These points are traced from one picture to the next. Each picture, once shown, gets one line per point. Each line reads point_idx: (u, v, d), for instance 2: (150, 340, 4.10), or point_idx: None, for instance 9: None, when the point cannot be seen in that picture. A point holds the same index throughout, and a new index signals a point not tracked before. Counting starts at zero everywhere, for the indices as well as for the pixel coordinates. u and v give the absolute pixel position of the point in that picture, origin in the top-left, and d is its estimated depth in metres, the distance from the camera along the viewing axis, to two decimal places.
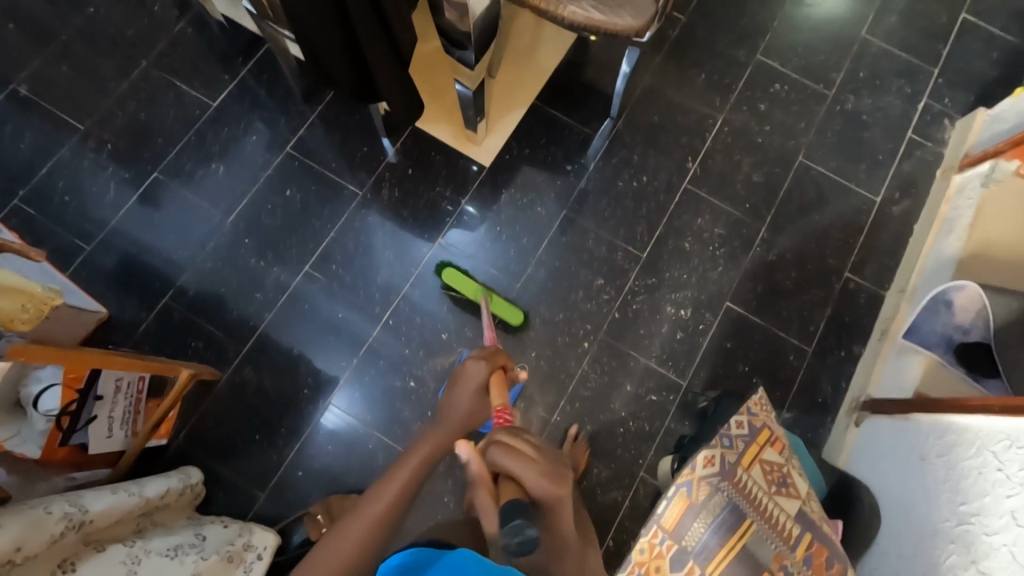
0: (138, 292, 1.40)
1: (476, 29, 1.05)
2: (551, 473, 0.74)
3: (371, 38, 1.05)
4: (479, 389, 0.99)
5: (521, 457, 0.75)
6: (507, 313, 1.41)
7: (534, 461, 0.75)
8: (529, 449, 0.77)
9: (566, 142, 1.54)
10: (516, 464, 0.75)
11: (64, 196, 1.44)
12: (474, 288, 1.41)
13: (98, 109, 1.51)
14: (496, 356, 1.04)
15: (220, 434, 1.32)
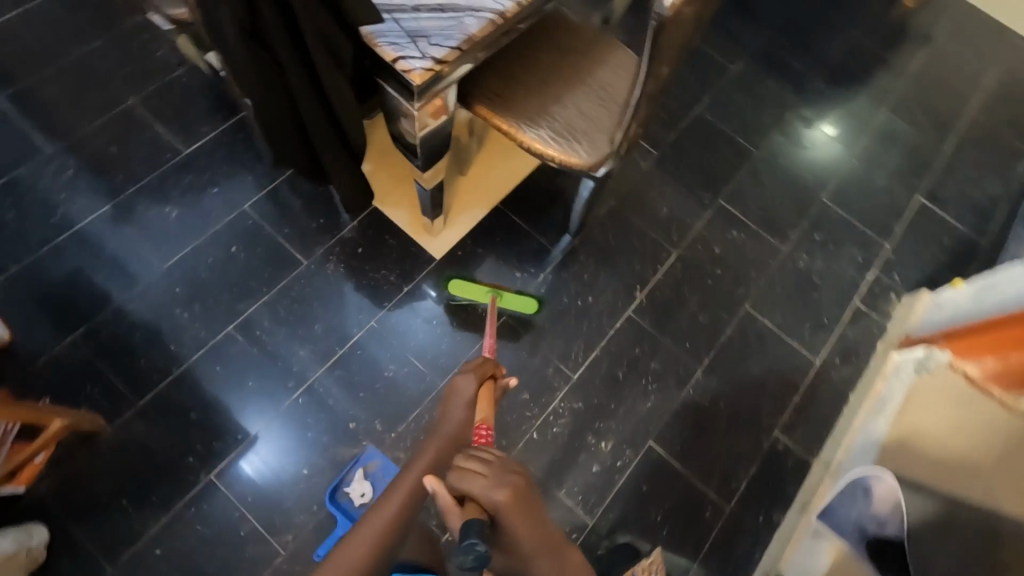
0: (48, 323, 1.34)
1: (424, 144, 1.10)
2: (505, 486, 0.72)
3: (321, 130, 1.07)
4: (467, 404, 1.04)
5: (473, 474, 0.73)
6: (522, 303, 1.45)
7: (485, 475, 0.73)
8: (484, 464, 0.74)
9: (521, 248, 1.56)
10: (470, 481, 0.72)
11: (8, 214, 1.43)
12: (482, 290, 1.44)
13: (70, 136, 1.53)
14: (483, 366, 1.09)
15: (86, 492, 1.22)
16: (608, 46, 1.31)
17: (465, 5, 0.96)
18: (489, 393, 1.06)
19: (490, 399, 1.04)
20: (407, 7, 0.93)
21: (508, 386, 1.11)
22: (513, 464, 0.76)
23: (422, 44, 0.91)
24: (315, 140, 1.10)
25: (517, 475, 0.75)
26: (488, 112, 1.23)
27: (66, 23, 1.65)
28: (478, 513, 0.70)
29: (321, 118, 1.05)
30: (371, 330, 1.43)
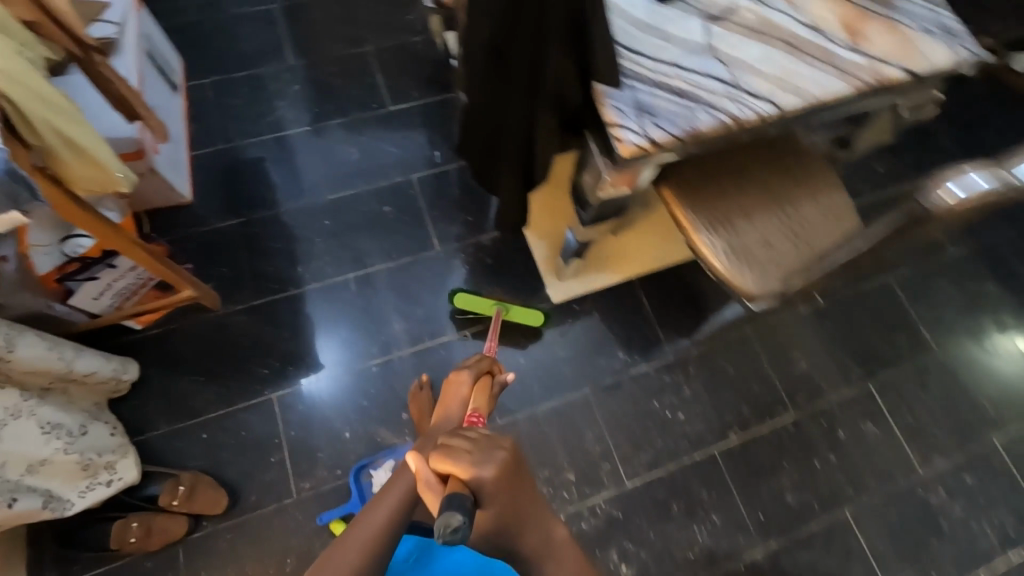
0: (220, 201, 1.51)
1: (599, 204, 1.08)
2: (489, 462, 0.68)
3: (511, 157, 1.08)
4: (463, 399, 0.99)
5: (456, 451, 0.69)
6: (527, 319, 1.41)
7: (468, 452, 0.69)
8: (469, 444, 0.70)
9: (635, 331, 1.48)
10: (453, 460, 0.67)
11: (236, 99, 1.64)
12: (487, 303, 1.40)
13: (310, 56, 1.71)
14: (480, 364, 1.08)
15: (176, 353, 1.35)
16: (823, 183, 1.20)
17: (706, 98, 0.91)
18: (483, 388, 1.04)
19: (485, 394, 1.03)
20: (649, 79, 0.90)
21: (506, 383, 1.08)
22: (499, 439, 0.72)
23: (645, 121, 0.88)
24: (501, 162, 1.10)
25: (502, 450, 0.71)
26: (670, 197, 1.17)
27: None
28: (461, 490, 0.66)
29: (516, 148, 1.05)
30: (462, 338, 1.44)
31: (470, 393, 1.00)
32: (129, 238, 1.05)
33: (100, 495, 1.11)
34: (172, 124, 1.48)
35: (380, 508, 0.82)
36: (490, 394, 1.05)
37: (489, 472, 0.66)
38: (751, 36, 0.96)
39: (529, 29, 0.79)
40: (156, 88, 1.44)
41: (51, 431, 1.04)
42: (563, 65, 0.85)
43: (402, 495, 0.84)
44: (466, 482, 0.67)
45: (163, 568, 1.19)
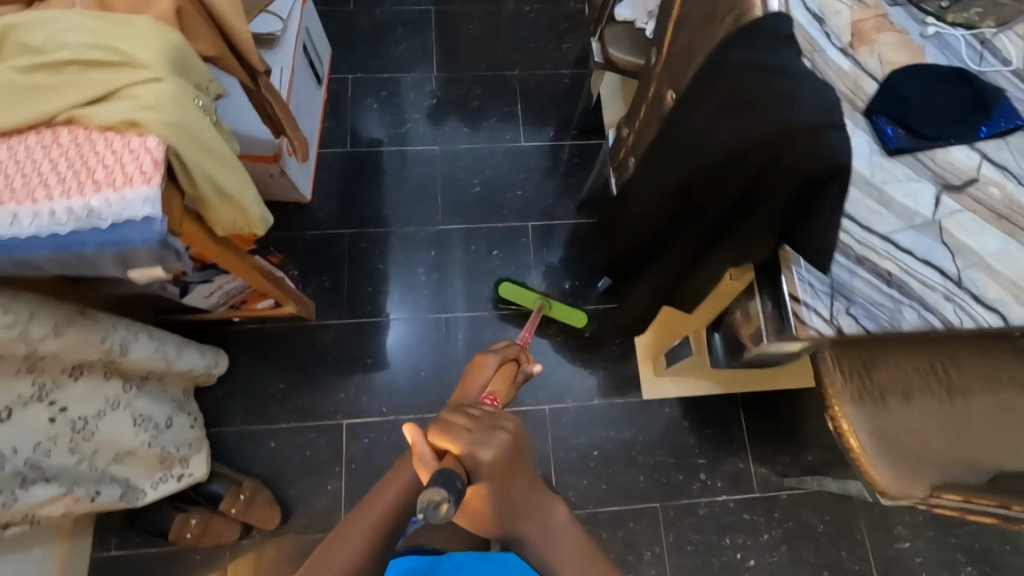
0: (337, 207, 1.50)
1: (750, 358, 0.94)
2: (489, 443, 0.58)
3: (660, 273, 0.95)
4: (484, 380, 0.86)
5: (456, 428, 0.60)
6: (570, 318, 1.38)
7: (466, 429, 0.59)
8: (469, 421, 0.60)
9: (722, 454, 1.36)
10: (449, 435, 0.59)
11: (374, 102, 1.60)
12: (532, 297, 1.38)
13: (455, 71, 1.65)
14: (508, 347, 0.95)
15: (264, 354, 1.36)
16: (1012, 380, 1.00)
17: (916, 290, 0.76)
18: (509, 373, 0.90)
19: (510, 379, 0.89)
20: (852, 253, 0.76)
21: (534, 374, 0.95)
22: (502, 418, 0.63)
23: (837, 306, 0.74)
24: (649, 271, 0.98)
25: (503, 427, 0.61)
26: (830, 361, 1.00)
27: None
28: (455, 469, 0.58)
29: (671, 268, 0.92)
30: (540, 412, 1.37)
31: (493, 375, 0.87)
32: (253, 259, 1.04)
33: (168, 488, 1.13)
34: (310, 121, 1.47)
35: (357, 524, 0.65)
36: (515, 381, 0.91)
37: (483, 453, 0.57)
38: (993, 221, 0.79)
39: (744, 174, 0.68)
40: (305, 86, 1.42)
41: (142, 423, 1.06)
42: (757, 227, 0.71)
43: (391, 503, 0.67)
44: (461, 460, 0.58)
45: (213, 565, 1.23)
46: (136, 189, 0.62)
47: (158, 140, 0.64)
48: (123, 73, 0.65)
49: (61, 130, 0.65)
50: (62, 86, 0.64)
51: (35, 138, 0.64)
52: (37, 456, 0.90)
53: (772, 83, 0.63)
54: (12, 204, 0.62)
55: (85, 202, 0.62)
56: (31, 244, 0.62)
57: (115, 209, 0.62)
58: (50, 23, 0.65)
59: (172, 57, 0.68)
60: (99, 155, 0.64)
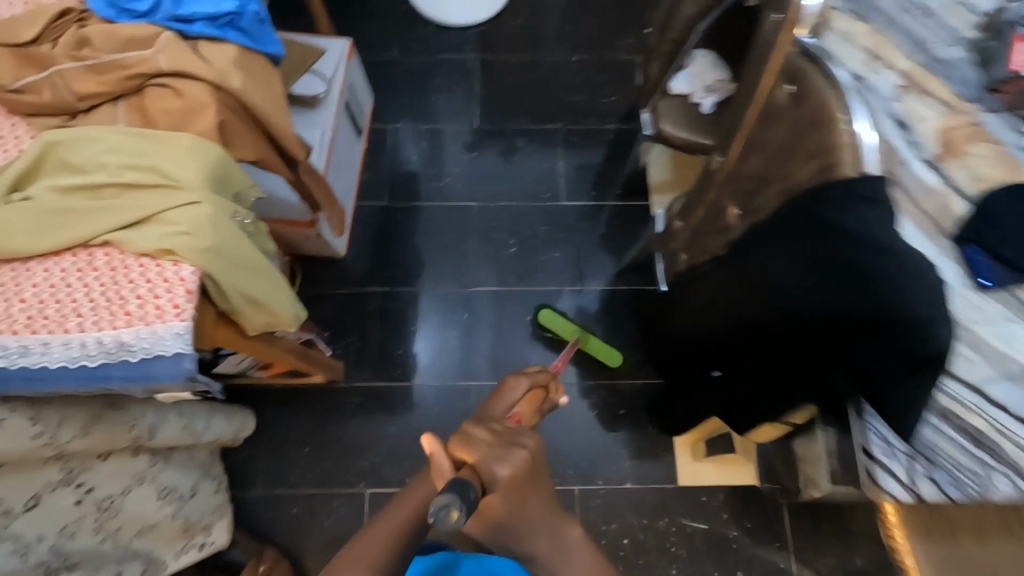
0: (370, 262, 1.47)
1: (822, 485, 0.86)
2: (503, 460, 0.55)
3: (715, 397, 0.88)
4: (508, 402, 0.81)
5: (476, 439, 0.56)
6: (604, 356, 1.35)
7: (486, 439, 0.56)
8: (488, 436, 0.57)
9: (762, 553, 1.27)
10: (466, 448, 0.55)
11: (413, 154, 1.58)
12: (569, 329, 1.36)
13: (497, 123, 1.61)
14: (539, 372, 0.89)
15: (290, 414, 1.34)
16: None
17: (1013, 455, 0.67)
18: (537, 398, 0.84)
19: (538, 405, 0.83)
20: (937, 409, 0.68)
21: (561, 406, 0.88)
22: (522, 435, 0.58)
23: (916, 469, 0.67)
24: (703, 390, 0.91)
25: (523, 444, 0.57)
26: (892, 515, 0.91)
27: (567, 27, 1.71)
28: (472, 480, 0.53)
29: (729, 397, 0.85)
30: (568, 492, 1.31)
31: (521, 397, 0.82)
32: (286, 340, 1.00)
33: (189, 558, 1.12)
34: (348, 175, 1.45)
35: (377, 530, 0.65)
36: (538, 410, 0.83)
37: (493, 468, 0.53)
38: None
39: (831, 342, 0.62)
40: (346, 141, 1.39)
41: (166, 496, 1.05)
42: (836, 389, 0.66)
43: (405, 517, 0.65)
44: (478, 474, 0.54)
45: None
46: (167, 324, 0.60)
47: (194, 268, 0.62)
48: (163, 199, 0.62)
49: (96, 252, 0.63)
50: (99, 211, 0.62)
51: (71, 259, 0.63)
52: (62, 540, 0.88)
53: (867, 261, 0.56)
54: (45, 333, 0.60)
55: (116, 336, 0.60)
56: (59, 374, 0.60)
57: (146, 345, 0.59)
58: (92, 142, 0.64)
59: (213, 174, 0.65)
60: (133, 283, 0.61)
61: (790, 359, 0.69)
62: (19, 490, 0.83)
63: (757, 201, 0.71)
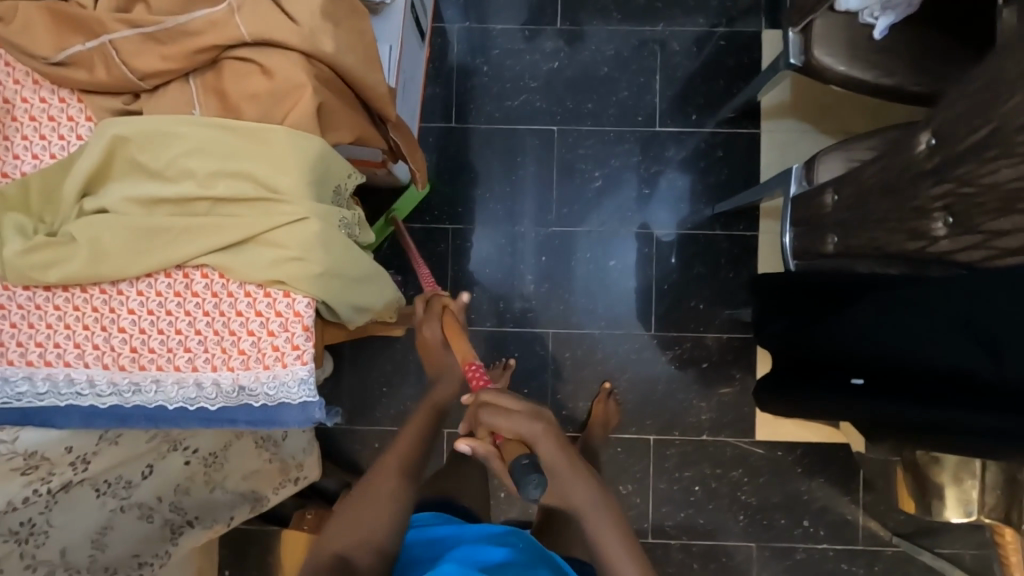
0: (440, 196, 1.36)
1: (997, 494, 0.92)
2: (538, 415, 0.63)
3: (821, 408, 0.79)
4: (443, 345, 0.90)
5: (505, 415, 0.62)
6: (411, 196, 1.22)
7: (512, 413, 0.62)
8: (513, 400, 0.63)
9: (833, 505, 1.29)
10: (498, 419, 0.61)
11: (483, 64, 1.37)
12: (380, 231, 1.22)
13: (583, 24, 1.37)
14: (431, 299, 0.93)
15: (366, 355, 1.33)
16: None
17: None
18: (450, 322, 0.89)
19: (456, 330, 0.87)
20: None
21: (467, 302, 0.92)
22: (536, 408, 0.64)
23: None
24: (805, 395, 0.82)
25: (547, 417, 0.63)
26: (1010, 543, 0.96)
27: None
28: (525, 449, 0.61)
29: (844, 414, 0.76)
30: (644, 441, 1.32)
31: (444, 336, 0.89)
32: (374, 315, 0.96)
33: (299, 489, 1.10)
34: (414, 90, 1.24)
35: (403, 437, 0.79)
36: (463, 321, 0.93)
37: (542, 427, 0.61)
38: None
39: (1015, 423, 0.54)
40: (411, 53, 1.18)
41: (263, 443, 1.00)
42: (919, 435, 0.68)
43: (409, 446, 0.78)
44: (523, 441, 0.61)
45: None
46: (290, 369, 0.65)
47: (308, 297, 0.65)
48: (271, 215, 0.63)
49: (194, 275, 0.65)
50: (192, 230, 0.63)
51: (165, 281, 0.65)
52: (179, 497, 0.92)
53: None
54: (152, 369, 0.65)
55: (235, 378, 0.65)
56: (177, 406, 0.66)
57: (270, 391, 0.65)
58: (168, 142, 0.63)
59: (310, 178, 0.64)
60: (242, 313, 0.65)
61: (942, 408, 0.60)
62: (133, 465, 0.81)
63: (1001, 224, 0.57)
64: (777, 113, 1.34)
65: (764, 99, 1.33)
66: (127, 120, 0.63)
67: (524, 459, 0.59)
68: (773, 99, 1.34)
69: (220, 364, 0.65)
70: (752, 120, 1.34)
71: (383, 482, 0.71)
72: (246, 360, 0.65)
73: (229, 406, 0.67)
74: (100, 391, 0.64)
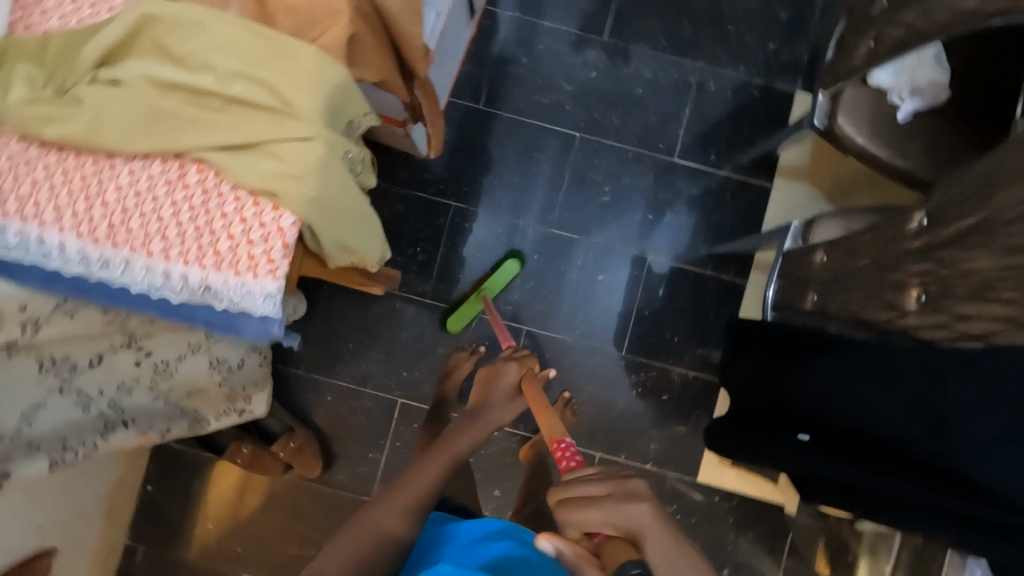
0: (450, 173, 1.37)
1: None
2: (636, 495, 0.59)
3: (763, 456, 0.81)
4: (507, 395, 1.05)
5: (595, 503, 0.59)
6: (506, 275, 1.32)
7: (603, 495, 0.59)
8: (597, 483, 0.61)
9: (753, 561, 1.30)
10: (585, 517, 0.58)
11: (524, 56, 1.39)
12: (472, 303, 1.31)
13: (628, 42, 1.40)
14: (524, 360, 1.11)
15: (341, 309, 1.35)
16: None
17: None
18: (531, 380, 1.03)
19: (542, 399, 0.95)
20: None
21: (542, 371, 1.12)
22: (635, 482, 0.60)
23: None
24: (746, 441, 0.84)
25: (641, 495, 0.59)
26: None
27: None
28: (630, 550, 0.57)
29: (785, 467, 0.78)
30: (589, 456, 1.33)
31: (534, 396, 0.97)
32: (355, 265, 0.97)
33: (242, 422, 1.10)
34: (450, 63, 1.25)
35: (416, 481, 0.80)
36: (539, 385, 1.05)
37: (647, 503, 0.58)
38: None
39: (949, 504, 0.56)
40: (456, 26, 1.19)
41: (218, 365, 0.97)
42: (861, 500, 0.69)
43: (416, 492, 0.78)
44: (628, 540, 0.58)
45: (254, 484, 1.33)
46: (259, 283, 0.65)
47: (294, 217, 0.65)
48: (278, 127, 0.64)
49: (189, 168, 0.65)
50: (198, 123, 0.63)
51: (159, 167, 0.65)
52: (119, 395, 0.91)
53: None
54: (124, 249, 0.65)
55: (203, 277, 0.65)
56: (140, 291, 0.66)
57: (235, 298, 0.65)
58: (197, 34, 0.64)
59: (326, 106, 0.65)
60: (227, 217, 0.65)
61: (885, 481, 0.62)
62: (84, 348, 0.81)
63: (969, 309, 0.60)
64: (792, 173, 1.37)
65: (781, 158, 1.37)
66: (162, 2, 0.64)
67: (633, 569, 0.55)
68: (791, 158, 1.37)
69: (191, 260, 0.65)
70: (765, 175, 1.37)
71: (382, 527, 0.73)
72: (220, 263, 0.65)
73: (190, 302, 0.67)
74: (67, 258, 0.63)
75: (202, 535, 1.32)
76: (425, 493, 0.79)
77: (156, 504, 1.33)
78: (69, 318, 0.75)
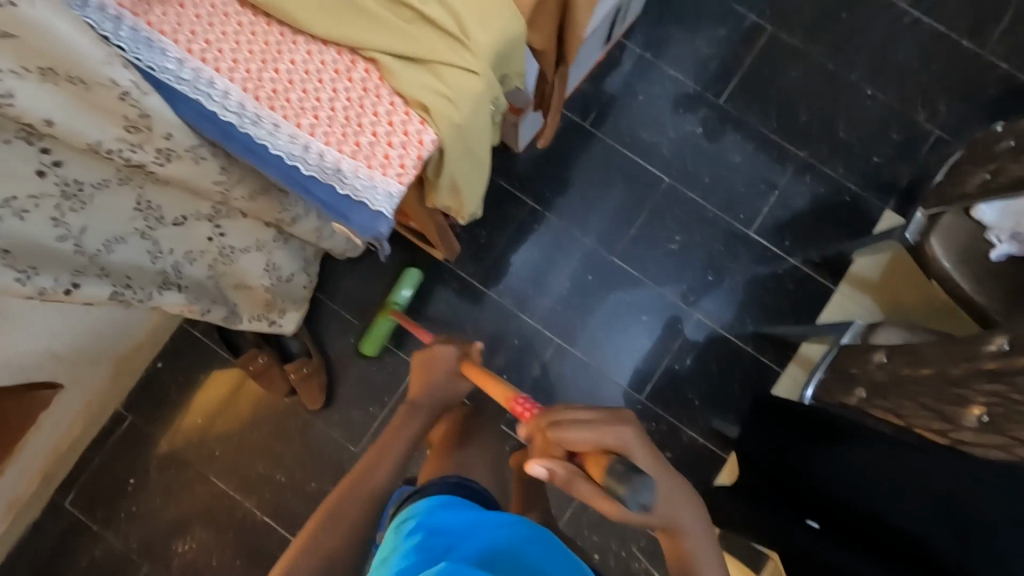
0: (537, 174, 1.42)
1: None
2: (616, 417, 0.67)
3: (760, 528, 0.82)
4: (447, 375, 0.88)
5: (581, 425, 0.66)
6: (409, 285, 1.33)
7: (588, 417, 0.67)
8: (584, 412, 0.68)
9: None
10: (575, 433, 0.65)
11: (641, 93, 1.45)
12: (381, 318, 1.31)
13: (741, 113, 1.44)
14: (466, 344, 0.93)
15: (394, 263, 1.38)
16: None
17: None
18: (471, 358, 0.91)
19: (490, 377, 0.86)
20: None
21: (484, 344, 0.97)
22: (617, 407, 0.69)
23: None
24: (748, 510, 0.85)
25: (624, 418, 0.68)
26: None
27: (878, 61, 1.45)
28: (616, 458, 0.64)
29: (778, 543, 0.79)
30: None
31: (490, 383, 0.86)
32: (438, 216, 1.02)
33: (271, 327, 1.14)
34: (575, 76, 1.32)
35: (382, 455, 0.78)
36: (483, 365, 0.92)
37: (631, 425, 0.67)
38: None
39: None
40: (594, 45, 1.26)
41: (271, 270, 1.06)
42: None
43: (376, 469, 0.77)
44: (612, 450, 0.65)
45: (253, 395, 1.35)
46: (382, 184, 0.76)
47: (435, 134, 0.75)
48: (451, 54, 0.73)
49: (358, 64, 0.75)
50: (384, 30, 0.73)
51: (332, 56, 0.75)
52: (183, 261, 0.92)
53: None
54: (277, 114, 0.74)
55: (337, 159, 0.75)
56: (276, 154, 0.73)
57: (359, 186, 0.75)
58: None
59: (496, 56, 0.75)
60: (378, 116, 0.75)
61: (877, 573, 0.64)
62: (177, 205, 0.85)
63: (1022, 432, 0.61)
64: (858, 283, 1.37)
65: (853, 265, 1.38)
66: None
67: (618, 466, 0.64)
68: (863, 268, 1.38)
69: (332, 143, 0.75)
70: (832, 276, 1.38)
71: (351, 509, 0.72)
72: (358, 152, 0.75)
73: (316, 180, 0.75)
74: (228, 103, 0.72)
75: (189, 426, 1.34)
76: (390, 463, 0.78)
77: (158, 382, 1.35)
78: (193, 163, 0.75)
